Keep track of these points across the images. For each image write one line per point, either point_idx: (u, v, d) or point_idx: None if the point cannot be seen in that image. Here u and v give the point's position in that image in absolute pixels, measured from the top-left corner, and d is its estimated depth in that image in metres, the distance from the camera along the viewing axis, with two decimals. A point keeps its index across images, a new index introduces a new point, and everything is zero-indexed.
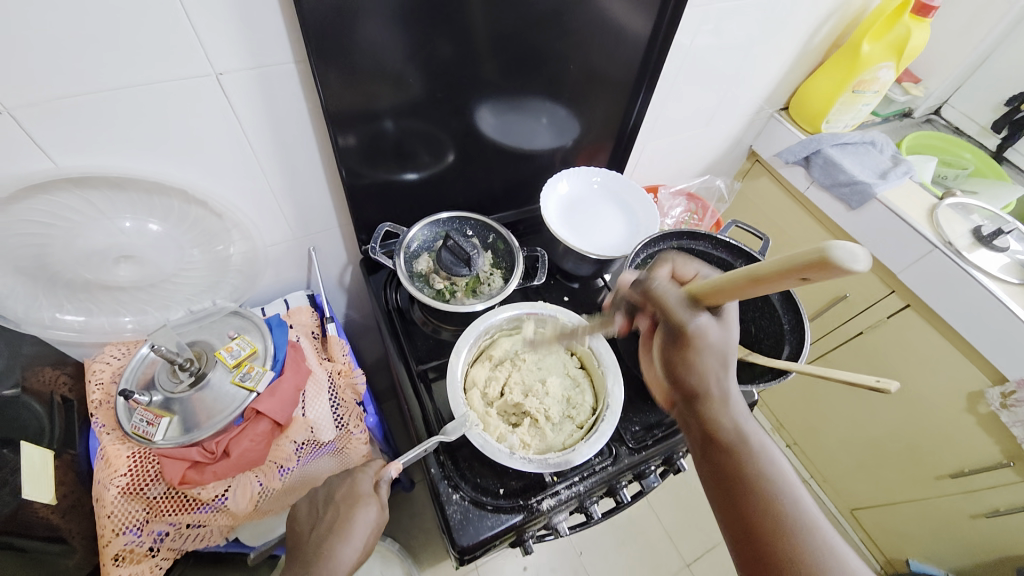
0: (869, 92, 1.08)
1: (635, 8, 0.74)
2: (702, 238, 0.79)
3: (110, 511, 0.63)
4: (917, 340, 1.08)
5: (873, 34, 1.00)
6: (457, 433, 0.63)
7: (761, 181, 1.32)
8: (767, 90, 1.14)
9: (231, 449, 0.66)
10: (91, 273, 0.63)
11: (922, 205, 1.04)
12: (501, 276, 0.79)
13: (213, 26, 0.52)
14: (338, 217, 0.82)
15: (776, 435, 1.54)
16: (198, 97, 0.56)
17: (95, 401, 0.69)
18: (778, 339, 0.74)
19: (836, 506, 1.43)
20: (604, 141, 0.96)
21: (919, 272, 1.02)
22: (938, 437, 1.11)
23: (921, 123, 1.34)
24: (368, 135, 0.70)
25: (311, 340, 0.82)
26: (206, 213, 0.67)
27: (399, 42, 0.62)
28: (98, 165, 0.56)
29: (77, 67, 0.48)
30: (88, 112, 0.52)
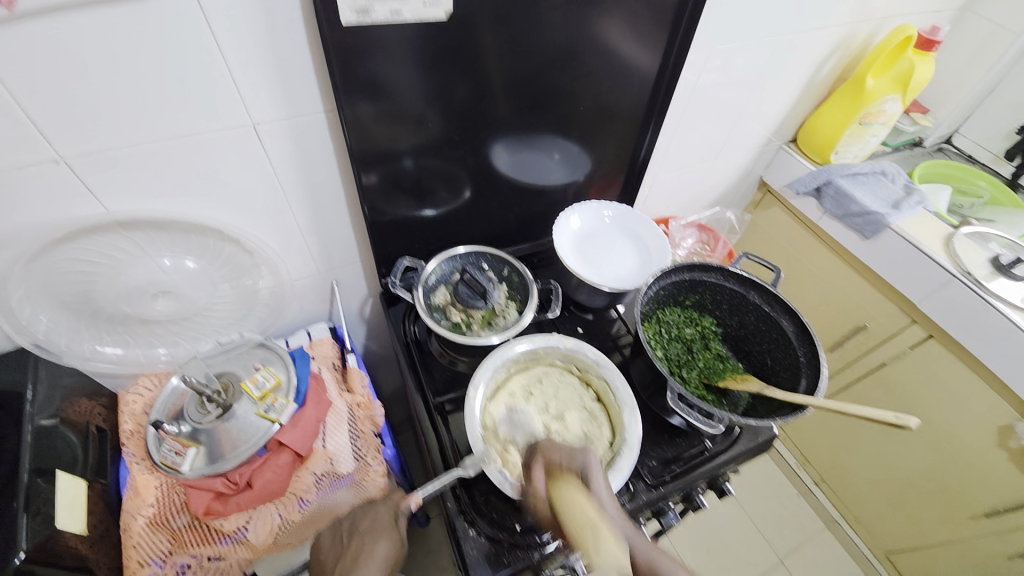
0: (876, 124, 1.11)
1: (641, 50, 0.79)
2: (713, 271, 0.80)
3: (136, 542, 0.65)
4: (941, 372, 1.06)
5: (876, 68, 1.02)
6: (476, 468, 0.64)
7: (773, 212, 1.33)
8: (773, 124, 1.16)
9: (254, 480, 0.68)
10: (131, 307, 0.67)
11: (938, 234, 1.04)
12: (517, 309, 0.81)
13: (252, 82, 0.57)
14: (360, 252, 0.85)
15: (803, 471, 1.49)
16: (236, 146, 0.61)
17: (126, 431, 0.72)
18: (795, 372, 0.73)
19: (869, 549, 1.36)
20: (615, 176, 0.99)
21: (939, 302, 1.00)
22: (968, 473, 1.07)
23: (933, 152, 1.34)
24: (389, 174, 0.74)
25: (332, 372, 0.84)
26: (238, 251, 0.71)
27: (419, 87, 0.66)
28: (143, 209, 0.61)
29: (131, 121, 0.53)
30: (138, 161, 0.57)
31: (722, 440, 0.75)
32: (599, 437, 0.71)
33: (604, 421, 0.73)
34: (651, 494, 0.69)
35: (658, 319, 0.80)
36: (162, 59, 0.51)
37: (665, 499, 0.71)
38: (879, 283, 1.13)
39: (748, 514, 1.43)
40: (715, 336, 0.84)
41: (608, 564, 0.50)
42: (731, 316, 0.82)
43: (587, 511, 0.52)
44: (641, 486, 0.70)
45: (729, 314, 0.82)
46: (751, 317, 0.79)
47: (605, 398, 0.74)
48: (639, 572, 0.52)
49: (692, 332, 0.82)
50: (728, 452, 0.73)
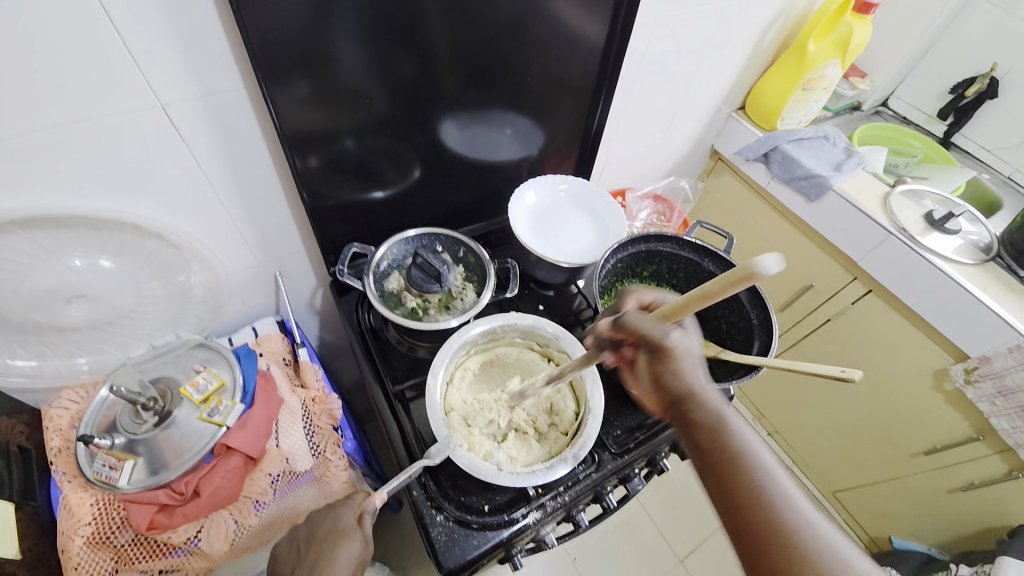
0: (818, 89, 1.13)
1: (590, 16, 0.76)
2: (668, 240, 0.80)
3: (77, 563, 0.60)
4: (880, 324, 1.12)
5: (818, 33, 1.04)
6: (441, 456, 0.62)
7: (725, 179, 1.35)
8: (723, 91, 1.17)
9: (201, 488, 0.63)
10: (42, 315, 0.60)
11: (876, 194, 1.09)
12: (475, 290, 0.78)
13: (156, 56, 0.50)
14: (304, 239, 0.80)
15: (758, 424, 1.57)
16: (145, 130, 0.54)
17: (52, 449, 0.66)
18: (749, 334, 0.74)
19: (818, 489, 1.47)
20: (570, 149, 0.97)
21: (879, 259, 1.05)
22: (909, 417, 1.15)
23: (871, 115, 1.40)
24: (329, 155, 0.69)
25: (282, 368, 0.79)
26: (163, 245, 0.65)
27: (354, 60, 0.61)
28: (41, 205, 0.53)
29: (13, 103, 0.46)
30: (30, 150, 0.50)
31: None
32: (563, 406, 0.72)
33: (569, 393, 0.73)
34: (617, 462, 0.70)
35: (617, 291, 0.81)
36: (36, 29, 0.43)
37: (630, 465, 0.72)
38: (824, 244, 1.18)
39: None
40: None
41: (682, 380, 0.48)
42: (688, 285, 0.82)
43: (680, 356, 0.48)
44: (606, 456, 0.70)
45: (686, 282, 0.82)
46: (706, 284, 0.79)
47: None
48: (707, 428, 0.47)
49: None
50: None
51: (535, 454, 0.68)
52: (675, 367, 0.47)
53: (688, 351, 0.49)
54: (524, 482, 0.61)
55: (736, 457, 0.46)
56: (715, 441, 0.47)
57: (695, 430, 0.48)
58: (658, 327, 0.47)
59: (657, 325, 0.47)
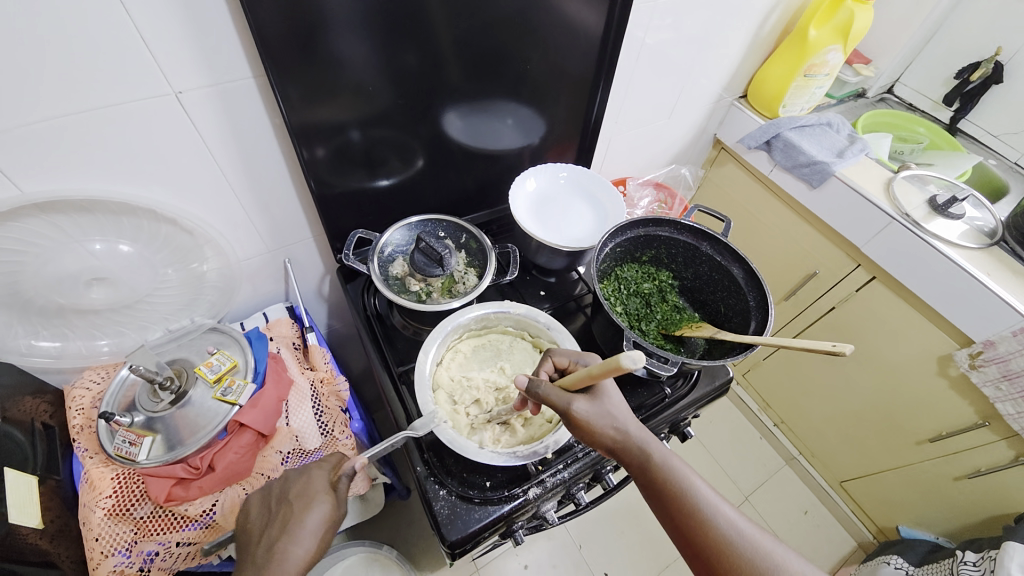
0: (821, 75, 1.13)
1: (589, 4, 0.77)
2: (666, 224, 0.80)
3: (97, 534, 0.63)
4: (883, 310, 1.12)
5: (818, 19, 1.04)
6: (425, 429, 0.63)
7: (728, 168, 1.36)
8: (724, 79, 1.17)
9: (216, 463, 0.66)
10: (64, 298, 0.63)
11: (879, 180, 1.09)
12: (476, 274, 0.80)
13: (167, 46, 0.53)
14: (312, 227, 0.83)
15: (763, 414, 1.57)
16: (159, 118, 0.57)
17: (76, 426, 0.69)
18: (746, 316, 0.75)
19: (824, 480, 1.46)
20: (570, 139, 0.98)
21: (882, 245, 1.05)
22: (914, 404, 1.15)
23: (876, 102, 1.39)
24: (336, 146, 0.71)
25: (292, 351, 0.82)
26: (176, 230, 0.67)
27: (359, 51, 0.63)
28: (62, 190, 0.57)
29: (35, 91, 0.49)
30: (51, 137, 0.53)
31: (681, 386, 0.78)
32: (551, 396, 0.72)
33: None
34: None
35: (616, 275, 0.83)
36: (56, 19, 0.46)
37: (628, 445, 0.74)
38: (827, 231, 1.18)
39: (715, 459, 1.50)
40: (672, 289, 0.86)
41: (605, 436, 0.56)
42: (687, 269, 0.83)
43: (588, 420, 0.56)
44: None
45: (685, 267, 0.83)
46: (705, 268, 0.80)
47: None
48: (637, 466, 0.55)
49: (649, 286, 0.84)
50: (687, 396, 0.77)
51: (518, 438, 0.68)
52: (588, 431, 0.56)
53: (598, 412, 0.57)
54: (503, 460, 0.62)
55: (675, 494, 0.52)
56: (651, 476, 0.54)
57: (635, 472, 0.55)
58: (562, 397, 0.56)
59: (561, 397, 0.56)
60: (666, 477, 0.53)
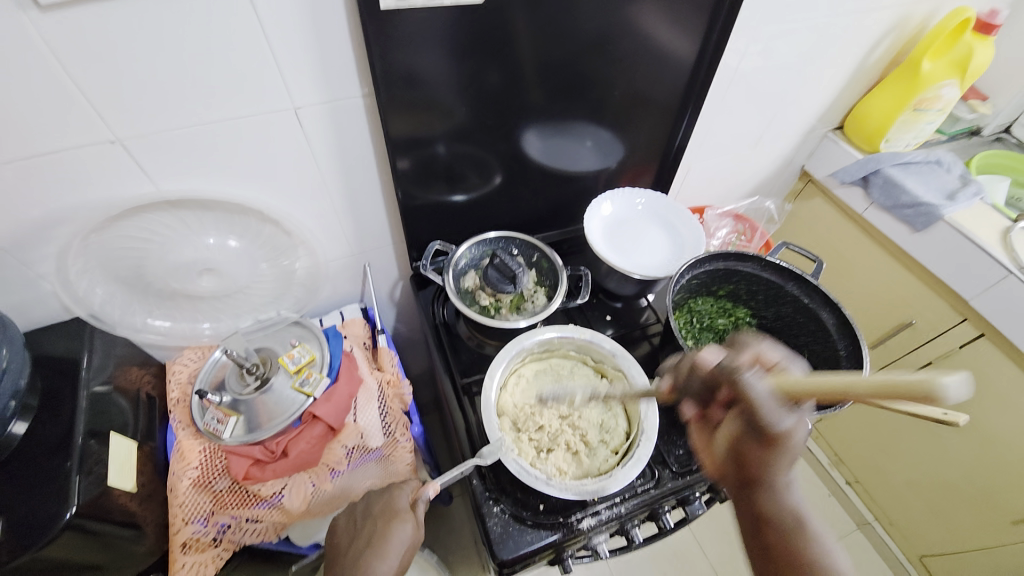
0: (931, 111, 1.04)
1: (680, 32, 0.76)
2: (749, 259, 0.76)
3: (182, 501, 0.68)
4: (991, 372, 1.00)
5: (934, 51, 0.97)
6: (493, 457, 0.63)
7: (814, 202, 1.28)
8: (819, 110, 1.11)
9: (290, 449, 0.71)
10: (177, 283, 0.70)
11: (995, 228, 0.98)
12: (545, 294, 0.81)
13: (292, 65, 0.58)
14: (392, 235, 0.87)
15: (835, 470, 1.44)
16: (277, 129, 0.63)
17: (174, 398, 0.76)
18: (833, 365, 0.70)
19: (900, 551, 1.32)
20: (648, 164, 0.97)
21: (994, 300, 0.94)
22: (1018, 480, 1.01)
23: (992, 141, 1.26)
24: (421, 159, 0.75)
25: (363, 351, 0.86)
26: (277, 231, 0.73)
27: (452, 72, 0.67)
28: (190, 189, 0.63)
29: (180, 101, 0.55)
30: (187, 142, 0.59)
31: None
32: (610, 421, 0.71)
33: (619, 413, 0.72)
34: (677, 481, 0.69)
35: (688, 308, 0.80)
36: (207, 42, 0.52)
37: (691, 487, 0.70)
38: (928, 278, 1.07)
39: None
40: (749, 327, 0.81)
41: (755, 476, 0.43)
42: (767, 308, 0.79)
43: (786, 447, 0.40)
44: (667, 474, 0.69)
45: (765, 305, 0.79)
46: (788, 308, 0.76)
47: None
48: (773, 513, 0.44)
49: (725, 322, 0.81)
50: None
51: (583, 469, 0.67)
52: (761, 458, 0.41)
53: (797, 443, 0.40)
54: (573, 494, 0.61)
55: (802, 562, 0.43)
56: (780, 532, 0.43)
57: (759, 519, 0.44)
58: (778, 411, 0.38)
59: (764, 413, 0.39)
60: (794, 539, 0.43)
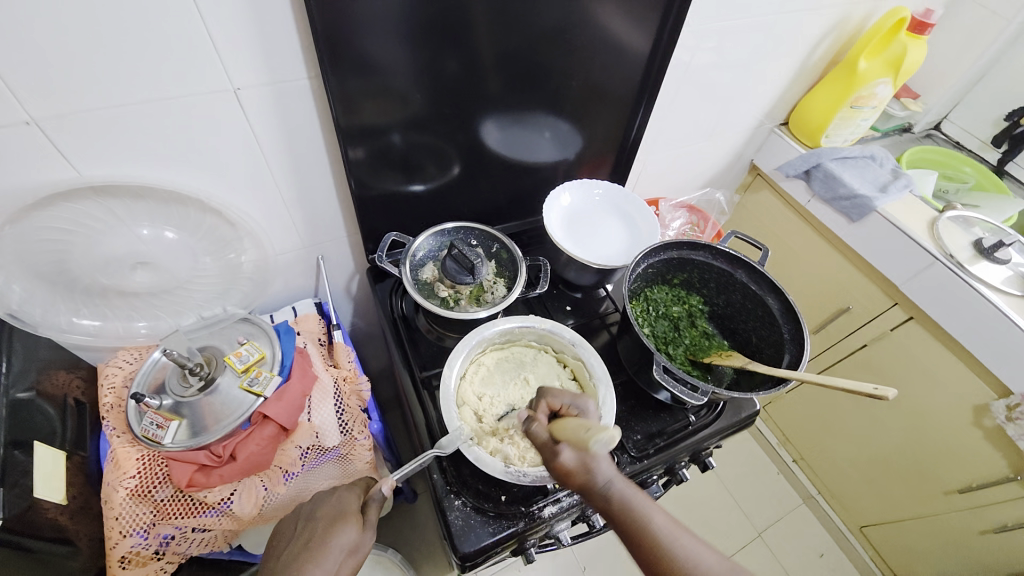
0: (868, 107, 1.11)
1: (635, 25, 0.77)
2: (701, 248, 0.79)
3: (118, 513, 0.63)
4: (919, 352, 1.08)
5: (870, 51, 1.02)
6: (452, 447, 0.63)
7: (763, 195, 1.33)
8: (766, 106, 1.16)
9: (238, 452, 0.67)
10: (108, 279, 0.65)
11: (922, 218, 1.05)
12: (505, 285, 0.80)
13: (230, 42, 0.54)
14: (346, 227, 0.84)
15: (782, 449, 1.53)
16: (216, 112, 0.59)
17: (106, 404, 0.70)
18: (779, 348, 0.73)
19: (844, 523, 1.41)
20: (606, 156, 0.98)
21: (921, 285, 1.02)
22: (945, 452, 1.10)
23: (921, 138, 1.35)
24: (376, 148, 0.72)
25: (318, 348, 0.83)
26: (220, 222, 0.69)
27: (407, 58, 0.64)
28: (118, 175, 0.59)
29: (104, 79, 0.51)
30: (114, 124, 0.55)
31: (705, 414, 0.76)
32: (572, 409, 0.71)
33: (581, 400, 0.72)
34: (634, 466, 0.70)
35: (645, 297, 0.81)
36: (132, 14, 0.48)
37: (647, 470, 0.72)
38: (864, 266, 1.14)
39: (730, 492, 1.45)
40: (701, 314, 0.84)
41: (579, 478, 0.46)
42: (719, 295, 0.82)
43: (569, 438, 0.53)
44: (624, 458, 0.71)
45: (717, 293, 0.82)
46: (737, 296, 0.79)
47: (581, 376, 0.74)
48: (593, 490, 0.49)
49: (679, 309, 0.83)
50: (710, 425, 0.75)
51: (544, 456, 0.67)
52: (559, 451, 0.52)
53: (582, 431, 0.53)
54: (531, 480, 0.61)
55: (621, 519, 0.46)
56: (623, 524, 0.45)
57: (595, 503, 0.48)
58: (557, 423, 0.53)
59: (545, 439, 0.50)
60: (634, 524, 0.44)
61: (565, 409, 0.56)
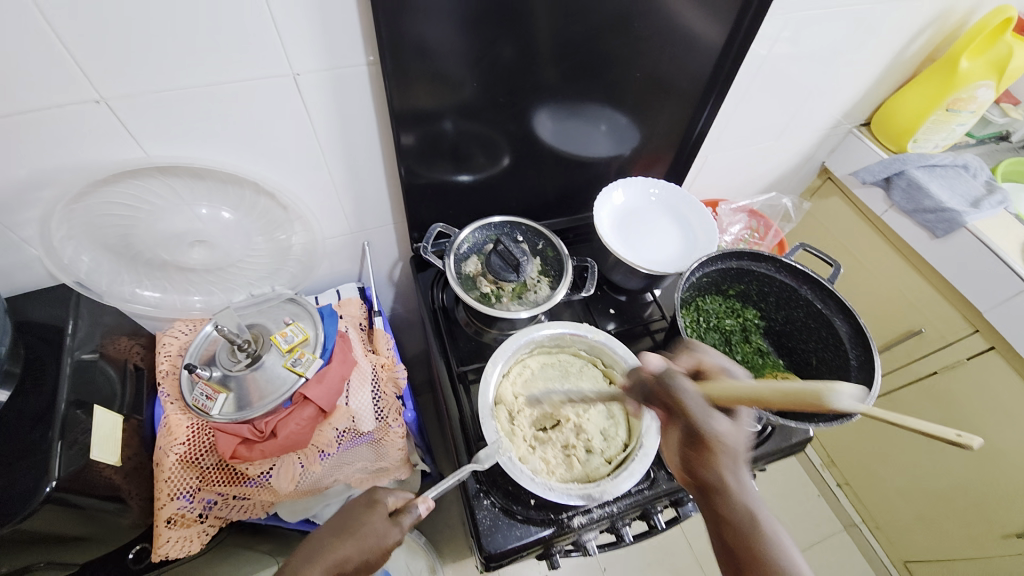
0: (965, 112, 0.99)
1: (709, 13, 0.71)
2: (764, 260, 0.73)
3: (167, 476, 0.67)
4: (1000, 386, 0.98)
5: (973, 49, 0.92)
6: (489, 462, 0.62)
7: (831, 201, 1.23)
8: (846, 105, 1.06)
9: (279, 430, 0.69)
10: (168, 254, 0.66)
11: (1019, 238, 0.94)
12: (549, 285, 0.77)
13: (291, 25, 0.54)
14: (393, 214, 0.84)
15: (826, 472, 1.43)
16: (274, 95, 0.59)
17: (163, 371, 0.73)
18: (843, 375, 0.68)
19: (888, 556, 1.30)
20: (664, 152, 0.92)
21: (1011, 314, 0.91)
22: (1014, 495, 1.01)
23: (1019, 148, 1.19)
24: (427, 135, 0.71)
25: (358, 332, 0.84)
26: (272, 204, 0.69)
27: (465, 45, 0.62)
28: (179, 154, 0.60)
29: (170, 60, 0.51)
30: (180, 105, 0.56)
31: (751, 437, 0.72)
32: (609, 439, 0.67)
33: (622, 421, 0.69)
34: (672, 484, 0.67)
35: (697, 306, 0.77)
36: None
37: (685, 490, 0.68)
38: (942, 286, 1.04)
39: (765, 510, 1.39)
40: (757, 330, 0.79)
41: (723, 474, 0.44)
42: (777, 311, 0.76)
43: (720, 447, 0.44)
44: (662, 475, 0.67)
45: (776, 308, 0.76)
46: (799, 313, 0.73)
47: None
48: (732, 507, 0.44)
49: (733, 323, 0.78)
50: (756, 449, 0.71)
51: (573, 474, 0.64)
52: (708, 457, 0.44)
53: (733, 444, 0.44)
54: (555, 498, 0.59)
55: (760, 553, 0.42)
56: (749, 544, 0.43)
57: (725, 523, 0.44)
58: (702, 410, 0.43)
59: (706, 408, 0.43)
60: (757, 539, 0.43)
61: (710, 375, 0.49)
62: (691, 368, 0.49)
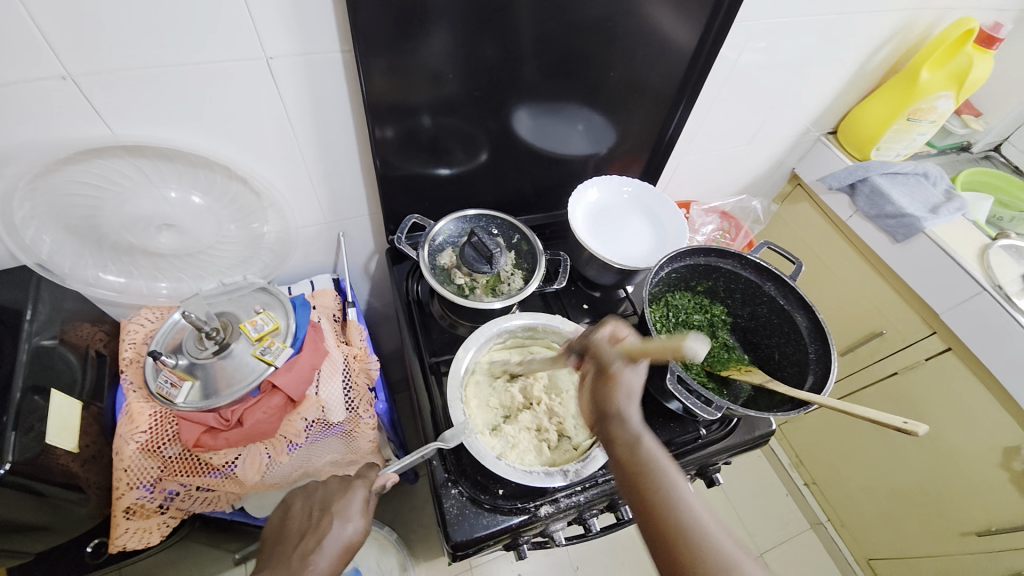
0: (925, 122, 1.04)
1: (683, 20, 0.74)
2: (730, 256, 0.75)
3: (127, 465, 0.65)
4: (955, 386, 1.02)
5: (933, 61, 0.96)
6: (455, 441, 0.62)
7: (802, 206, 1.27)
8: (814, 113, 1.10)
9: (246, 418, 0.68)
10: (135, 237, 0.66)
11: (973, 244, 0.99)
12: (522, 277, 0.78)
13: (266, 10, 0.54)
14: (369, 206, 0.84)
15: (794, 471, 1.46)
16: (248, 80, 0.59)
17: (126, 358, 0.72)
18: (803, 368, 0.70)
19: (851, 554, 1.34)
20: (639, 154, 0.95)
21: (965, 316, 0.96)
22: (971, 492, 1.05)
23: (979, 159, 1.26)
24: (405, 129, 0.71)
25: (332, 323, 0.83)
26: (245, 190, 0.69)
27: (444, 39, 0.63)
28: (149, 136, 0.59)
29: (137, 38, 0.51)
30: (149, 85, 0.55)
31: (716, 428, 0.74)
32: (579, 424, 0.69)
33: None
34: None
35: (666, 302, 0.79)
36: None
37: None
38: (906, 291, 1.08)
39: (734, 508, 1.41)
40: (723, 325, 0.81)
41: (619, 412, 0.50)
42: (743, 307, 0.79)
43: (620, 388, 0.50)
44: None
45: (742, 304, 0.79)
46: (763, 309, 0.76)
47: None
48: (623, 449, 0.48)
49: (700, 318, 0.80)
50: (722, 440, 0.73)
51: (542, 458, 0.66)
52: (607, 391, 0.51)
53: (630, 386, 0.51)
54: (518, 479, 0.60)
55: (652, 496, 0.44)
56: (638, 474, 0.46)
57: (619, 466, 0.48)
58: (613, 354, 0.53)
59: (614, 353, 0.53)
60: (650, 484, 0.45)
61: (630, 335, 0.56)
62: (608, 328, 0.56)
